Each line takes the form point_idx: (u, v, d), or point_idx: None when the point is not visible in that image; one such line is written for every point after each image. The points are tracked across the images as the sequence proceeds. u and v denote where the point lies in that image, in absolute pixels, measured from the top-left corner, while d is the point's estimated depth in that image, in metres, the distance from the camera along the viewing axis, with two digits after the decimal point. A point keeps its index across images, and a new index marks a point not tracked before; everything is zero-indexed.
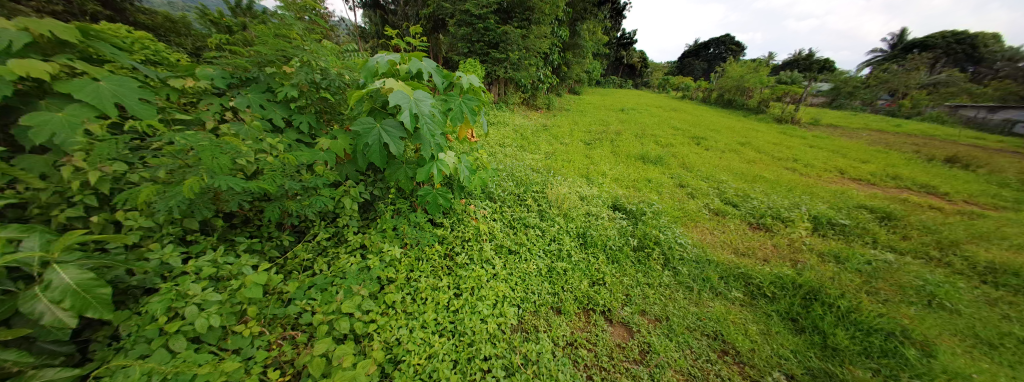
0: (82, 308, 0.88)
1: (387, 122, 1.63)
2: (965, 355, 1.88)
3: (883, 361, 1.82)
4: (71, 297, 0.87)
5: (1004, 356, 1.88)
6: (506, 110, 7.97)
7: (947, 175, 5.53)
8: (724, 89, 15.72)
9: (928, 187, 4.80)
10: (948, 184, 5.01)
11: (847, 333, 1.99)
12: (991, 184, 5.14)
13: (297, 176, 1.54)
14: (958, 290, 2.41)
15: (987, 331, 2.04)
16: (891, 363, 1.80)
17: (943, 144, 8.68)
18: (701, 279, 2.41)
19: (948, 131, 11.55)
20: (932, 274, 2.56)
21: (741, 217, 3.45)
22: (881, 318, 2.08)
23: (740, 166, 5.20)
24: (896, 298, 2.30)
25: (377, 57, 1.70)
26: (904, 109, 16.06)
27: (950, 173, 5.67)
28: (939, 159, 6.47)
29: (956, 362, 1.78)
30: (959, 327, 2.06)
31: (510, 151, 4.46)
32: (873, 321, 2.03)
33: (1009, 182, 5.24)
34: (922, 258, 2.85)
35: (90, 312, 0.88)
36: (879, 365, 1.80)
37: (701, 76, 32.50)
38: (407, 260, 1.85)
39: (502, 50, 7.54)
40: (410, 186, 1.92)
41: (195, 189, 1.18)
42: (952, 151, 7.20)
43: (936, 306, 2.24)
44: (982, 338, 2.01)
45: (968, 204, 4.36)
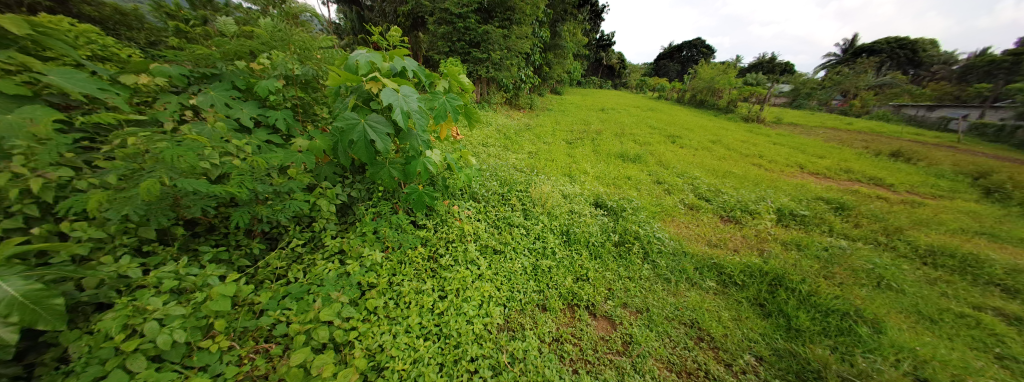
0: (32, 323, 0.79)
1: (372, 117, 1.57)
2: (910, 330, 2.07)
3: (839, 339, 1.96)
4: (18, 311, 0.78)
5: (941, 330, 2.08)
6: (488, 110, 7.92)
7: (891, 168, 6.05)
8: (697, 90, 16.40)
9: (875, 179, 5.24)
10: (892, 176, 5.48)
11: (808, 315, 2.12)
12: (929, 176, 5.67)
13: (268, 179, 1.45)
14: (902, 271, 2.64)
15: (926, 307, 2.25)
16: (846, 340, 1.95)
17: (887, 140, 9.47)
18: (678, 270, 2.49)
19: (891, 128, 12.67)
20: (881, 257, 2.79)
21: (713, 210, 3.61)
22: (836, 299, 2.24)
23: (712, 162, 5.45)
24: (850, 281, 2.49)
25: (356, 53, 1.60)
26: (855, 108, 17.42)
27: (894, 166, 6.21)
28: (885, 153, 7.07)
29: (902, 337, 1.95)
30: (904, 305, 2.26)
31: (493, 151, 4.44)
32: (830, 302, 2.19)
33: (942, 173, 5.81)
34: (871, 244, 3.10)
35: (41, 325, 0.80)
36: (836, 343, 1.94)
37: (675, 77, 33.82)
38: (389, 265, 1.80)
39: (483, 49, 7.50)
40: (394, 186, 1.86)
41: (153, 194, 1.09)
42: (896, 147, 7.88)
43: (886, 286, 2.44)
44: (924, 314, 2.21)
45: (909, 194, 4.79)
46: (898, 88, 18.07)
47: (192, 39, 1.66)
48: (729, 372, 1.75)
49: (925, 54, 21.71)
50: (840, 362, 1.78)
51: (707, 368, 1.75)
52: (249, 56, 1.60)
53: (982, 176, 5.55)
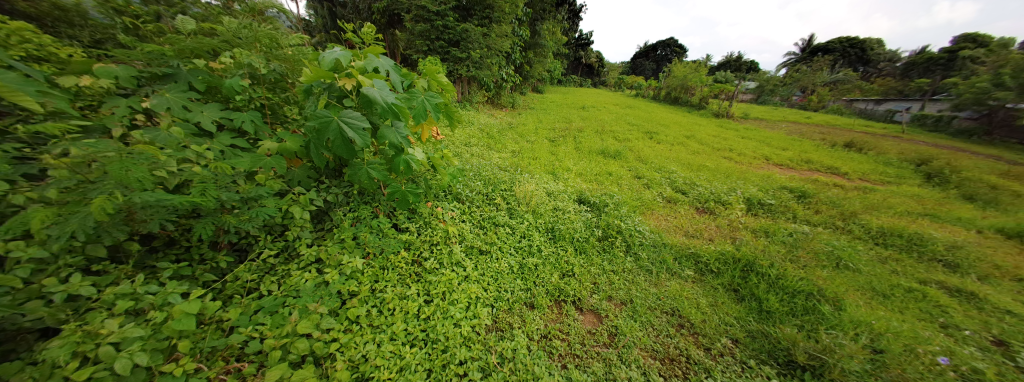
0: None
1: (347, 113, 1.49)
2: (866, 306, 2.22)
3: (804, 318, 2.07)
4: None
5: (892, 303, 2.25)
6: (470, 109, 7.85)
7: (846, 158, 6.50)
8: (671, 88, 16.96)
9: (832, 168, 5.61)
10: (846, 165, 5.89)
11: (777, 297, 2.23)
12: (879, 164, 6.12)
13: (233, 186, 1.36)
14: (858, 252, 2.83)
15: (880, 283, 2.43)
16: (810, 318, 2.06)
17: (842, 132, 10.18)
18: (659, 261, 2.56)
19: (846, 121, 13.62)
20: (839, 240, 2.98)
21: (689, 202, 3.73)
22: (802, 280, 2.37)
23: (687, 157, 5.64)
24: (814, 263, 2.64)
25: (327, 50, 1.53)
26: (813, 103, 18.56)
27: (849, 155, 6.68)
28: (840, 143, 7.59)
29: (859, 312, 2.09)
30: (861, 283, 2.42)
31: (475, 150, 4.40)
32: (795, 284, 2.31)
33: (889, 160, 6.31)
34: (831, 228, 3.31)
35: None
36: (802, 322, 2.05)
37: (651, 75, 34.79)
38: (371, 272, 1.74)
39: (462, 48, 7.42)
40: (375, 188, 1.80)
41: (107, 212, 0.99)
42: (849, 138, 8.47)
43: (845, 266, 2.62)
44: (878, 290, 2.38)
45: (861, 181, 5.16)
46: (852, 84, 19.42)
47: (144, 37, 1.54)
48: (708, 355, 1.81)
49: (873, 53, 23.49)
50: (806, 338, 1.87)
51: (688, 353, 1.79)
52: (209, 54, 1.49)
53: (923, 162, 6.08)
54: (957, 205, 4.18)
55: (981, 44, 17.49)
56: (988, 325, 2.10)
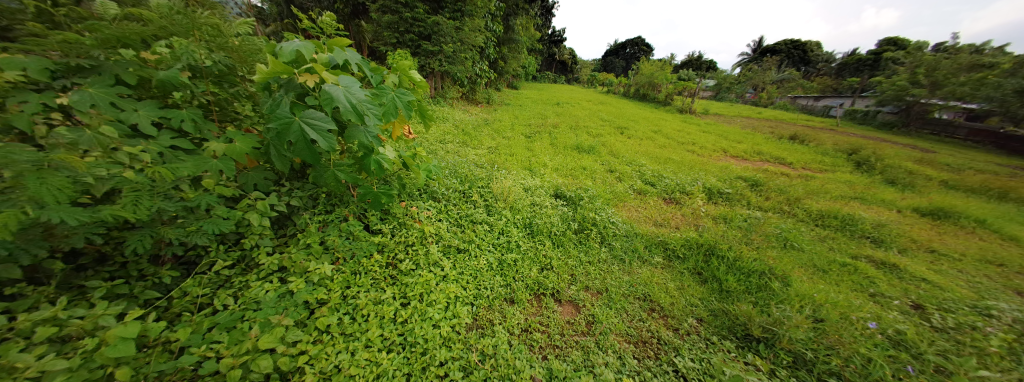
0: None
1: (310, 113, 1.39)
2: (808, 280, 2.44)
3: (758, 294, 2.23)
4: None
5: (831, 277, 2.50)
6: (443, 105, 7.67)
7: (792, 149, 7.12)
8: (638, 85, 17.59)
9: (779, 159, 6.11)
10: (792, 155, 6.45)
11: (735, 277, 2.40)
12: (820, 154, 6.75)
13: (174, 194, 1.23)
14: (801, 232, 3.12)
15: (820, 260, 2.69)
16: (763, 294, 2.23)
17: (789, 126, 11.11)
18: (631, 250, 2.66)
19: (793, 116, 14.87)
20: (785, 223, 3.27)
21: (658, 194, 3.91)
22: (755, 260, 2.56)
23: (655, 151, 5.90)
24: (765, 244, 2.86)
25: (284, 42, 1.40)
26: (764, 99, 20.06)
27: (794, 147, 7.32)
28: (787, 136, 8.29)
29: (804, 286, 2.30)
30: (805, 261, 2.66)
31: (450, 147, 4.31)
32: (750, 264, 2.49)
33: (827, 150, 6.99)
34: (779, 212, 3.61)
35: None
36: (757, 298, 2.21)
37: (621, 72, 35.88)
38: (342, 278, 1.66)
39: (434, 42, 7.22)
40: (343, 190, 1.70)
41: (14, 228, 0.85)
42: (793, 131, 9.27)
43: (793, 246, 2.87)
44: (818, 266, 2.63)
45: (804, 169, 5.67)
46: (797, 82, 21.20)
47: None
48: (677, 334, 1.90)
49: (815, 53, 25.80)
50: (759, 313, 2.02)
51: (659, 335, 1.87)
52: (139, 44, 1.33)
53: (855, 151, 6.79)
54: (882, 189, 4.71)
55: (901, 46, 19.78)
56: (907, 291, 2.39)
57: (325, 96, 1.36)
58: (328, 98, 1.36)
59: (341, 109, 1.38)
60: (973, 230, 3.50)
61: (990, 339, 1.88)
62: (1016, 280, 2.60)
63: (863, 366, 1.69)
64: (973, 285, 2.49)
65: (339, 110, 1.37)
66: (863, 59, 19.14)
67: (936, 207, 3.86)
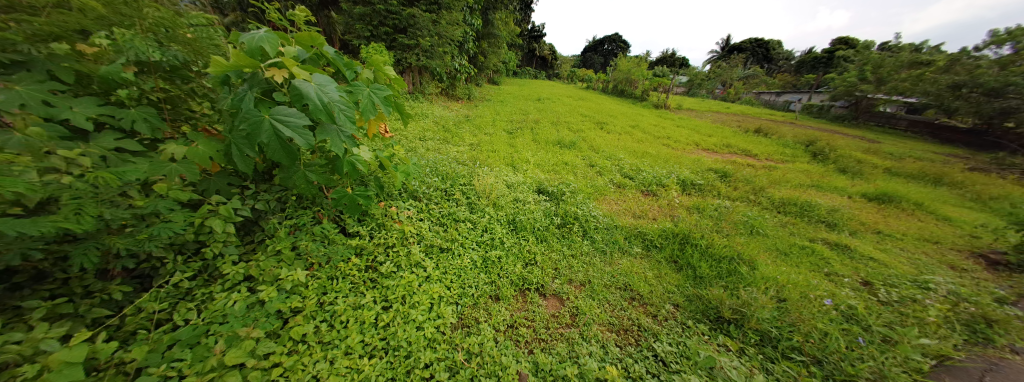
0: None
1: (280, 110, 1.30)
2: (772, 263, 2.59)
3: (728, 279, 2.35)
4: None
5: (792, 259, 2.67)
6: (422, 101, 7.49)
7: (758, 141, 7.53)
8: (617, 81, 17.93)
9: (746, 151, 6.44)
10: (758, 147, 6.82)
11: (707, 263, 2.51)
12: (782, 146, 7.19)
13: (123, 202, 1.12)
14: (765, 219, 3.31)
15: (782, 244, 2.87)
16: (732, 279, 2.34)
17: (756, 120, 11.72)
18: (611, 242, 2.72)
19: (759, 111, 15.71)
20: (751, 211, 3.46)
21: (636, 187, 4.01)
22: (725, 247, 2.68)
23: (633, 145, 6.05)
24: (733, 231, 3.01)
25: (245, 34, 1.29)
26: (733, 95, 21.06)
27: (759, 140, 7.74)
28: (753, 129, 8.75)
29: (768, 270, 2.44)
30: (769, 245, 2.83)
31: (431, 144, 4.22)
32: (720, 250, 2.62)
33: (787, 142, 7.45)
34: (745, 201, 3.81)
35: None
36: (727, 282, 2.32)
37: (600, 68, 36.44)
38: (317, 284, 1.59)
39: (410, 35, 7.01)
40: (315, 192, 1.62)
41: None
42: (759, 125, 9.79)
43: (760, 232, 3.04)
44: (780, 249, 2.80)
45: (769, 160, 6.02)
46: (763, 78, 22.38)
47: None
48: (655, 321, 1.96)
49: (777, 51, 27.34)
50: (730, 296, 2.12)
51: (639, 322, 1.93)
52: (76, 34, 1.19)
53: (812, 142, 7.28)
54: (835, 177, 5.09)
55: (852, 45, 21.34)
56: (857, 269, 2.60)
57: (298, 94, 1.29)
58: (302, 95, 1.29)
59: (317, 107, 1.33)
60: (913, 212, 3.85)
61: (929, 309, 2.08)
62: (948, 256, 2.88)
63: (818, 339, 1.80)
64: (914, 262, 2.74)
65: (315, 109, 1.32)
66: (820, 57, 20.50)
67: (881, 191, 4.21)
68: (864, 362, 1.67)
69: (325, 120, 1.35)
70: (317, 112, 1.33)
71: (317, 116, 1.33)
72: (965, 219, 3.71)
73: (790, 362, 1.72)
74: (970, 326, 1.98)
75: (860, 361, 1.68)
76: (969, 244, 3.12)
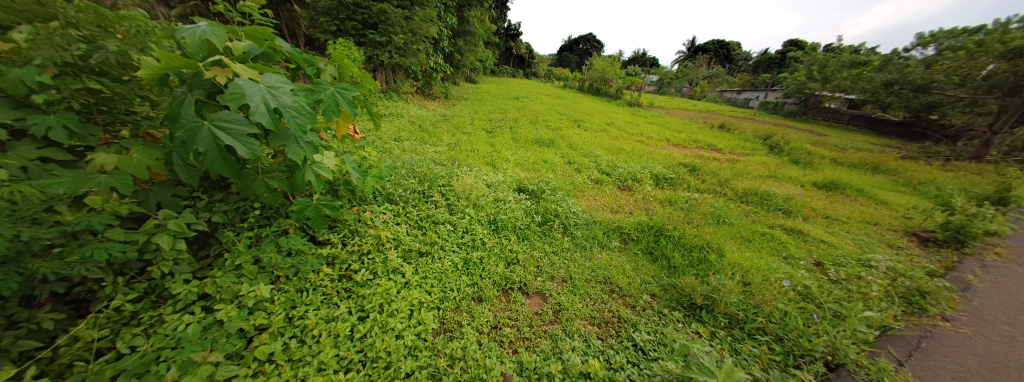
0: None
1: (222, 116, 1.19)
2: (738, 250, 2.75)
3: (700, 267, 2.45)
4: None
5: (755, 246, 2.84)
6: (396, 99, 7.26)
7: (722, 136, 7.97)
8: (592, 80, 18.31)
9: (712, 146, 6.79)
10: (722, 142, 7.21)
11: (680, 253, 2.61)
12: (745, 140, 7.65)
13: (47, 220, 0.99)
14: (730, 210, 3.50)
15: (746, 231, 3.04)
16: (703, 266, 2.45)
17: (721, 117, 12.41)
18: (591, 237, 2.76)
19: (723, 108, 16.63)
20: (717, 202, 3.64)
21: (613, 182, 4.11)
22: (696, 237, 2.80)
23: (608, 142, 6.20)
24: (703, 222, 3.16)
25: (186, 27, 1.18)
26: (700, 93, 22.16)
27: (724, 135, 8.19)
28: (718, 125, 9.25)
29: (734, 256, 2.58)
30: (734, 233, 2.99)
31: (406, 145, 4.11)
32: (691, 240, 2.74)
33: (748, 136, 7.95)
34: (713, 193, 4.01)
35: None
36: (698, 270, 2.42)
37: (576, 67, 37.04)
38: (285, 298, 1.49)
39: (381, 31, 6.77)
40: (276, 201, 1.51)
41: None
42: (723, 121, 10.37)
43: (727, 222, 3.21)
44: (745, 237, 2.97)
45: (733, 154, 6.39)
46: (726, 77, 23.71)
47: None
48: (634, 311, 2.02)
49: (737, 52, 29.09)
50: (701, 283, 2.22)
51: (619, 314, 1.97)
52: None
53: (770, 136, 7.80)
54: (790, 168, 5.49)
55: (801, 46, 23.17)
56: (811, 252, 2.80)
57: (238, 94, 1.17)
58: (243, 97, 1.17)
59: (260, 111, 1.21)
60: (857, 197, 4.23)
61: (871, 285, 2.26)
62: (887, 236, 3.18)
63: (779, 317, 1.91)
64: (859, 243, 3.01)
65: (257, 112, 1.19)
66: (775, 58, 22.04)
67: (830, 181, 4.59)
68: (819, 337, 1.80)
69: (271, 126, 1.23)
70: (260, 116, 1.20)
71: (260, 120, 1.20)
72: (901, 203, 4.11)
73: (755, 342, 1.80)
74: (907, 298, 2.19)
75: (816, 336, 1.80)
76: (904, 225, 3.45)
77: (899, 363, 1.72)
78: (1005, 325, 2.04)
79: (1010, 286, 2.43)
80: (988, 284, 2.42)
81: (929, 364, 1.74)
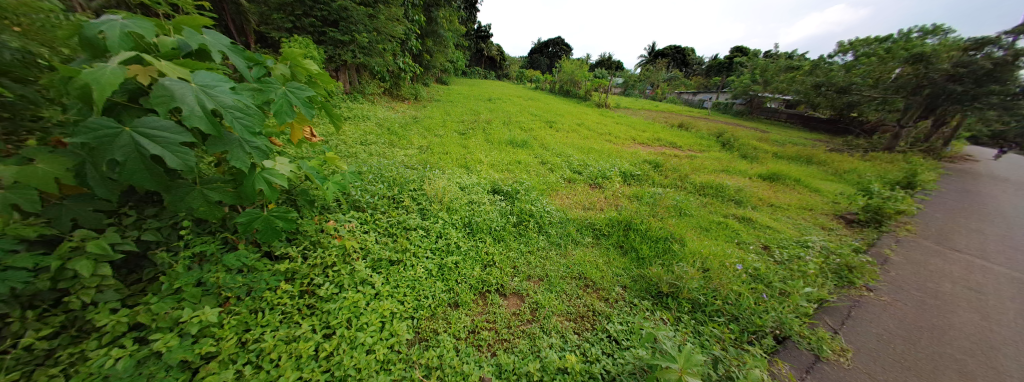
0: None
1: (144, 122, 1.07)
2: (698, 238, 2.94)
3: (666, 257, 2.59)
4: None
5: (713, 234, 3.06)
6: (361, 101, 6.95)
7: (681, 134, 8.51)
8: (562, 82, 18.75)
9: (673, 143, 7.23)
10: (682, 140, 7.70)
11: (647, 244, 2.74)
12: (702, 138, 8.22)
13: None
14: (691, 202, 3.74)
15: (704, 222, 3.27)
16: (668, 256, 2.59)
17: (680, 116, 13.25)
18: (565, 234, 2.81)
19: (682, 108, 17.76)
20: (679, 196, 3.87)
21: (584, 180, 4.23)
22: (662, 229, 2.95)
23: (579, 142, 6.37)
24: (666, 214, 3.35)
25: (101, 22, 1.08)
26: (661, 94, 23.52)
27: (683, 133, 8.75)
28: (676, 124, 9.87)
29: (695, 245, 2.76)
30: (695, 224, 3.21)
31: (374, 148, 3.95)
32: (657, 232, 2.88)
33: (704, 134, 8.56)
34: (675, 187, 4.27)
35: None
36: (664, 260, 2.56)
37: (546, 70, 37.71)
38: (236, 321, 1.37)
39: (343, 30, 6.47)
40: (221, 214, 1.38)
41: None
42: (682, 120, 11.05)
43: (688, 214, 3.42)
44: (704, 227, 3.18)
45: (691, 151, 6.84)
46: (684, 80, 25.35)
47: None
48: (608, 303, 2.09)
49: (692, 56, 31.25)
50: (666, 272, 2.34)
51: (594, 307, 2.02)
52: None
53: (723, 133, 8.45)
54: (741, 162, 5.98)
55: (745, 53, 25.49)
56: (759, 236, 3.07)
57: (167, 96, 1.06)
58: (172, 99, 1.06)
59: (196, 114, 1.10)
60: (796, 186, 4.70)
61: (809, 263, 2.52)
62: (822, 219, 3.56)
63: (734, 298, 2.06)
64: (799, 226, 3.34)
65: (191, 116, 1.09)
66: (725, 62, 23.97)
67: (773, 172, 5.07)
68: (768, 312, 1.97)
69: (209, 131, 1.13)
70: (194, 120, 1.09)
71: (194, 124, 1.09)
72: (833, 190, 4.62)
73: (714, 323, 1.93)
74: (838, 273, 2.47)
75: (765, 312, 1.97)
76: (835, 209, 3.89)
77: (834, 331, 1.94)
78: (915, 290, 2.36)
79: (919, 258, 2.82)
80: (901, 257, 2.80)
81: (858, 329, 1.97)
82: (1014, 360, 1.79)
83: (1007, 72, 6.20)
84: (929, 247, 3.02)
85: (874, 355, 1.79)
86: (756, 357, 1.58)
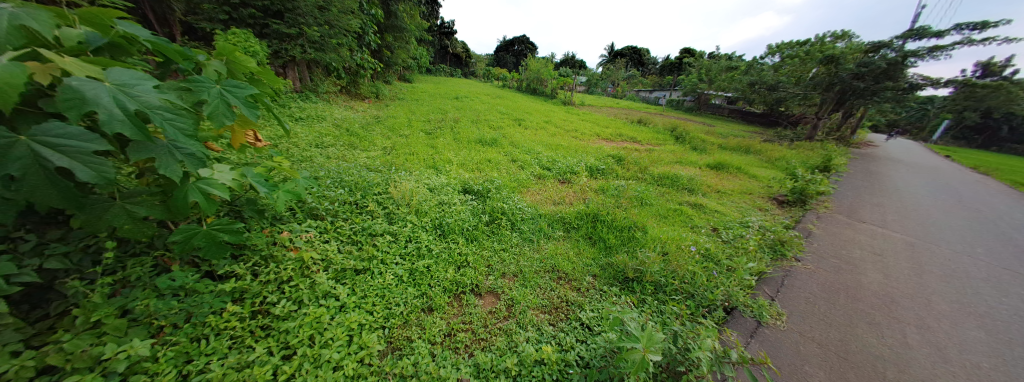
0: None
1: (44, 130, 0.91)
2: (658, 225, 3.14)
3: (631, 244, 2.73)
4: None
5: (670, 220, 3.29)
6: (315, 100, 6.49)
7: (640, 130, 9.03)
8: (527, 80, 18.95)
9: (633, 138, 7.64)
10: (641, 134, 8.18)
11: (612, 234, 2.88)
12: (659, 132, 8.78)
13: None
14: (651, 192, 3.98)
15: (663, 210, 3.49)
16: (632, 244, 2.74)
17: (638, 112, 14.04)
18: (537, 230, 2.86)
19: (641, 105, 18.78)
20: (640, 187, 4.10)
21: (553, 176, 4.32)
22: (626, 219, 3.11)
23: (547, 139, 6.49)
24: (630, 205, 3.53)
25: None
26: (621, 92, 24.67)
27: (641, 128, 9.29)
28: (636, 120, 10.45)
29: (655, 231, 2.95)
30: (655, 212, 3.42)
31: (333, 151, 3.71)
32: (622, 221, 3.03)
33: (660, 129, 9.15)
34: (637, 179, 4.51)
35: None
36: (630, 247, 2.70)
37: (511, 68, 37.87)
38: (175, 351, 1.23)
39: (289, 22, 5.98)
40: (148, 232, 1.22)
41: None
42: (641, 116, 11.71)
43: (649, 204, 3.63)
44: (663, 215, 3.40)
45: (649, 145, 7.28)
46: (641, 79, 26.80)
47: None
48: (580, 293, 2.16)
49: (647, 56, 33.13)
50: (630, 259, 2.47)
51: (567, 298, 2.08)
52: None
53: (676, 127, 9.09)
54: (693, 154, 6.48)
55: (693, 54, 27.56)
56: (709, 220, 3.35)
57: (77, 97, 0.91)
58: (85, 102, 0.92)
59: (116, 118, 0.97)
60: (738, 173, 5.19)
61: (750, 241, 2.82)
62: (761, 202, 3.98)
63: (689, 277, 2.23)
64: (742, 209, 3.70)
65: (111, 120, 0.95)
66: (676, 62, 25.72)
67: (720, 162, 5.55)
68: (718, 287, 2.18)
69: (135, 137, 1.00)
70: (115, 124, 0.95)
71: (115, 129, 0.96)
72: (769, 176, 5.17)
73: (674, 302, 2.08)
74: (773, 247, 2.78)
75: (716, 287, 2.16)
76: (771, 192, 4.36)
77: (771, 298, 2.18)
78: (834, 258, 2.73)
79: (837, 230, 3.25)
80: (822, 230, 3.21)
81: (789, 294, 2.24)
82: (908, 310, 2.14)
83: (898, 71, 7.33)
84: (844, 221, 3.50)
85: (804, 316, 2.04)
86: (708, 328, 1.72)
